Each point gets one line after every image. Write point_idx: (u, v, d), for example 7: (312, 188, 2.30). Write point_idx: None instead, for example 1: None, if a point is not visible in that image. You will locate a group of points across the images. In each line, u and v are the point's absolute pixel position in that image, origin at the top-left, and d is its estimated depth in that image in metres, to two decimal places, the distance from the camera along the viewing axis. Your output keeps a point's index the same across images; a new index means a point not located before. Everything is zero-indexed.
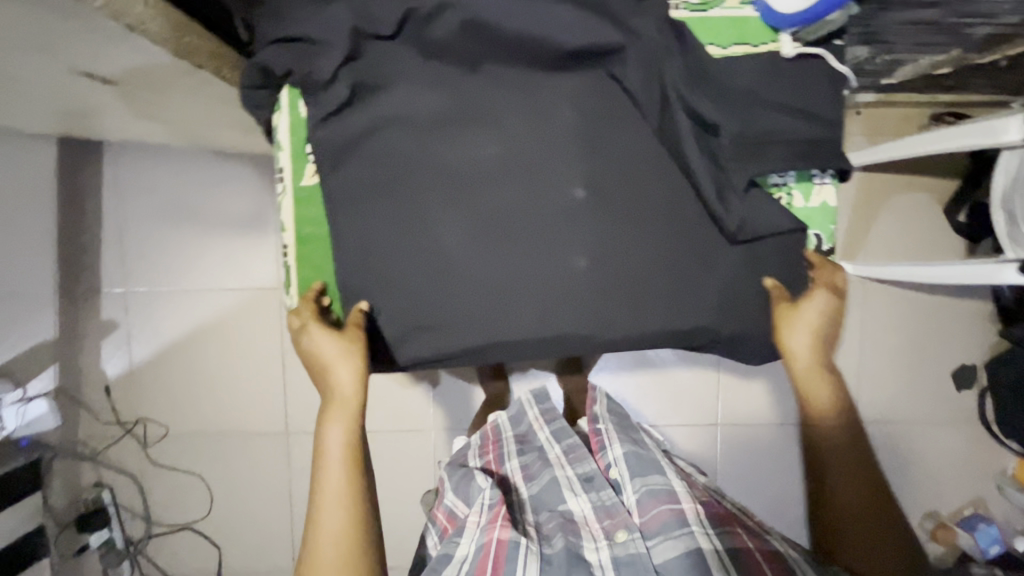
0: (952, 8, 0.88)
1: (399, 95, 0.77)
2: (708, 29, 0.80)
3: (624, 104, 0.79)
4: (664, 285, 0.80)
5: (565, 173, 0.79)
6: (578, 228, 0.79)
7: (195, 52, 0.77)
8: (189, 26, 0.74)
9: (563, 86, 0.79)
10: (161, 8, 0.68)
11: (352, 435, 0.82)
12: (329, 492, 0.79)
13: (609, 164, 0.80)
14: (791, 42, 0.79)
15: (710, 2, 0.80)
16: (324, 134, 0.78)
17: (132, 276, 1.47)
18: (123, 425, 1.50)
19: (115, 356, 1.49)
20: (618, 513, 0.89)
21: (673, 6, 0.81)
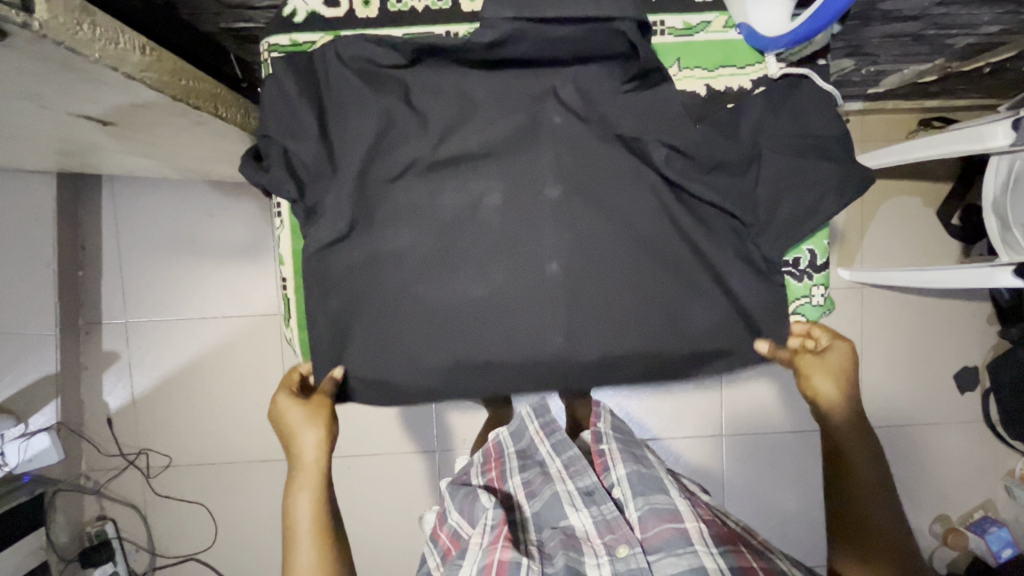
0: (932, 21, 0.90)
1: (404, 192, 0.80)
2: (693, 54, 0.84)
3: (613, 161, 0.81)
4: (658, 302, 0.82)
5: (545, 325, 0.81)
6: (553, 301, 0.81)
7: (192, 94, 0.81)
8: (182, 68, 0.78)
9: (547, 236, 0.81)
10: (156, 55, 0.72)
11: (322, 503, 0.81)
12: (302, 568, 0.77)
13: (589, 311, 0.81)
14: (776, 63, 0.83)
15: (696, 27, 0.83)
16: (325, 204, 0.79)
17: (134, 307, 1.48)
18: (126, 456, 1.50)
19: (117, 387, 1.49)
20: (620, 527, 0.89)
21: (658, 31, 0.84)
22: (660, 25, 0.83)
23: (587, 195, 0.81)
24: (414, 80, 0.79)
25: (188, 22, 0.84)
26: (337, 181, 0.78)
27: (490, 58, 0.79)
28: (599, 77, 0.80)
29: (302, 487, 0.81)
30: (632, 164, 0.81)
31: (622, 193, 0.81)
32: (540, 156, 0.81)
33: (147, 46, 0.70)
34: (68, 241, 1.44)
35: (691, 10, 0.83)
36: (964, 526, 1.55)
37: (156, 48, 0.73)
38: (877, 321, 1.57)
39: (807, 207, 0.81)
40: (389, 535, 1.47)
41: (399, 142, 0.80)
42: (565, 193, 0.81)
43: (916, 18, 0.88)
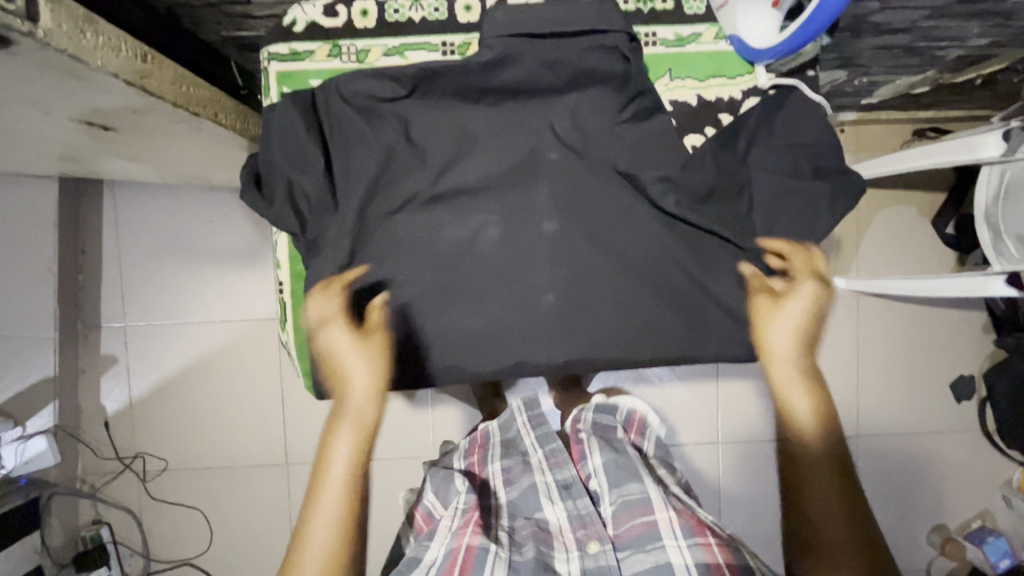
0: (921, 33, 0.91)
1: (403, 228, 0.77)
2: (684, 65, 0.84)
3: (607, 186, 0.79)
4: (660, 328, 0.78)
5: (542, 357, 0.78)
6: (551, 332, 0.78)
7: (192, 99, 0.82)
8: (183, 74, 0.80)
9: (540, 277, 0.78)
10: (156, 62, 0.74)
11: (360, 444, 0.80)
12: (327, 503, 0.78)
13: (586, 345, 0.78)
14: (766, 73, 0.84)
15: (687, 39, 0.84)
16: (326, 239, 0.74)
17: (133, 311, 1.49)
18: (122, 459, 1.50)
19: (114, 390, 1.49)
20: (593, 524, 0.90)
21: (650, 42, 0.84)
22: (652, 37, 0.84)
23: (581, 231, 0.78)
24: (415, 116, 0.76)
25: (190, 35, 0.85)
26: (339, 216, 0.74)
27: (489, 87, 0.76)
28: (602, 104, 0.76)
29: (347, 417, 0.80)
30: (626, 194, 0.78)
31: (618, 223, 0.79)
32: (535, 189, 0.79)
33: (148, 54, 0.72)
34: (69, 245, 1.45)
35: (681, 21, 0.84)
36: (961, 535, 1.54)
37: (158, 55, 0.74)
38: (873, 330, 1.57)
39: (812, 218, 0.78)
40: (386, 540, 1.47)
41: (399, 176, 0.77)
42: (558, 233, 0.78)
43: (906, 31, 0.90)
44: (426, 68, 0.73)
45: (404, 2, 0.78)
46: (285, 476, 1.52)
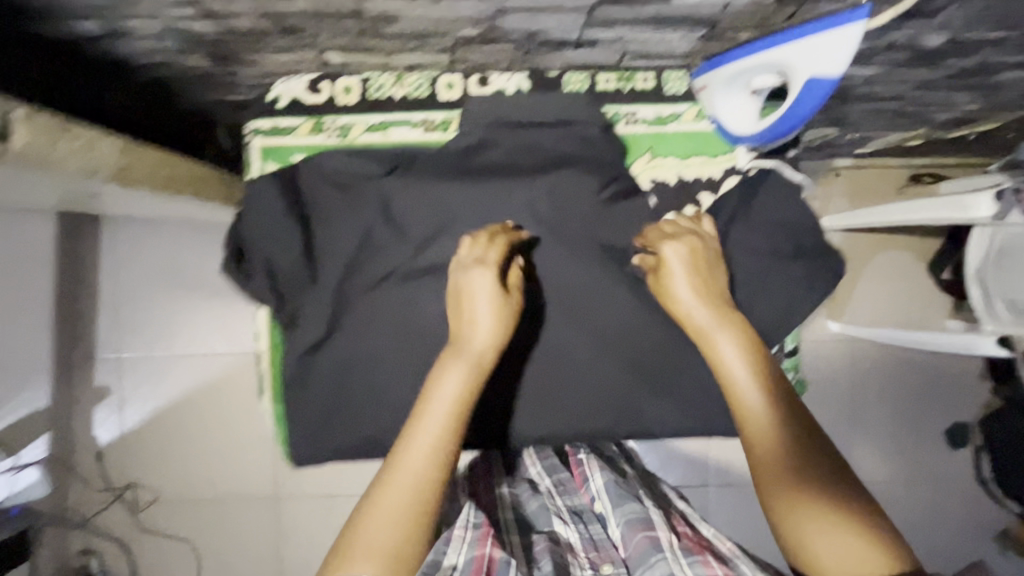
0: (912, 102, 0.91)
1: (393, 296, 0.84)
2: (666, 143, 0.95)
3: (580, 268, 0.89)
4: (627, 380, 0.89)
5: (524, 401, 0.89)
6: (533, 378, 0.89)
7: (172, 179, 0.85)
8: (162, 156, 0.82)
9: (524, 349, 0.89)
10: (132, 148, 0.76)
11: (470, 385, 0.69)
12: (418, 444, 0.64)
13: (564, 392, 0.89)
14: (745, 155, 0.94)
15: (667, 118, 0.94)
16: (303, 306, 0.83)
17: (127, 343, 1.48)
18: (113, 490, 1.49)
19: (107, 422, 1.49)
20: (606, 550, 0.78)
21: (631, 122, 0.94)
22: (635, 117, 0.94)
23: (560, 307, 0.89)
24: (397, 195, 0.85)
25: (158, 93, 0.85)
26: None
27: (472, 165, 0.87)
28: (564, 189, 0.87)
29: (461, 353, 0.71)
30: (595, 282, 0.88)
31: (590, 300, 0.89)
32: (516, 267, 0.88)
33: (123, 142, 0.74)
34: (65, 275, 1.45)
35: (664, 102, 0.94)
36: None
37: (134, 142, 0.77)
38: (870, 376, 1.55)
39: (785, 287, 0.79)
40: None
41: (375, 251, 0.85)
42: (541, 310, 0.89)
43: (896, 99, 0.90)
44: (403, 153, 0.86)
45: (387, 81, 0.90)
46: (275, 509, 1.52)
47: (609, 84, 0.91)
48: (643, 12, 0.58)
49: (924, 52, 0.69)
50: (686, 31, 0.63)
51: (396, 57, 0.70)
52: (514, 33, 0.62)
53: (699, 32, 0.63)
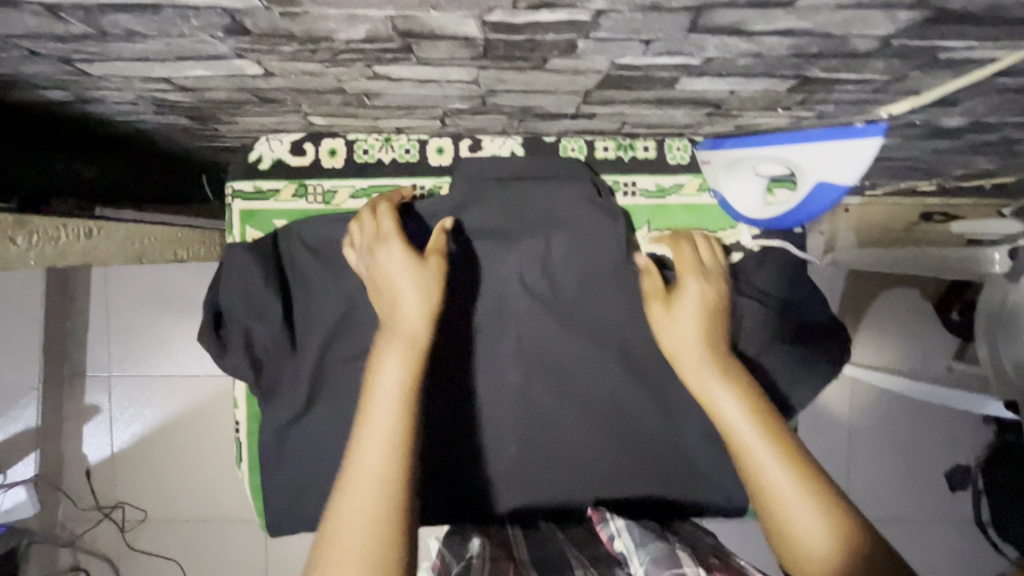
0: (932, 161, 0.86)
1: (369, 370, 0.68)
2: (663, 217, 0.73)
3: (575, 344, 0.71)
4: (633, 429, 0.71)
5: (503, 443, 0.71)
6: (513, 418, 0.71)
7: (155, 249, 0.64)
8: (149, 228, 0.62)
9: (497, 392, 0.71)
10: (113, 227, 0.55)
11: (418, 369, 0.49)
12: (373, 437, 0.45)
13: (551, 435, 0.71)
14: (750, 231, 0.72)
15: (668, 189, 0.73)
16: (284, 384, 0.67)
17: (117, 362, 1.46)
18: (101, 509, 1.47)
19: (97, 440, 1.47)
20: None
21: (628, 192, 0.73)
22: (631, 186, 0.73)
23: (546, 379, 0.71)
24: None
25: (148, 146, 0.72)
26: (296, 361, 0.67)
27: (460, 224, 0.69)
28: (586, 240, 0.69)
29: (389, 334, 0.52)
30: (592, 367, 0.71)
31: (583, 380, 0.71)
32: (502, 346, 0.71)
33: (93, 226, 0.53)
34: (56, 293, 1.42)
35: (664, 170, 0.72)
36: None
37: (108, 218, 0.55)
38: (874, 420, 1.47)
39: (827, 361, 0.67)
40: None
41: (360, 323, 0.67)
42: (524, 387, 0.71)
43: (914, 160, 0.84)
44: None
45: (374, 141, 0.70)
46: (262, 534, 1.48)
47: (609, 154, 0.72)
48: (643, 96, 0.54)
49: (941, 130, 0.65)
50: (690, 109, 0.58)
51: (385, 122, 0.65)
52: (506, 107, 0.58)
53: (704, 110, 0.59)
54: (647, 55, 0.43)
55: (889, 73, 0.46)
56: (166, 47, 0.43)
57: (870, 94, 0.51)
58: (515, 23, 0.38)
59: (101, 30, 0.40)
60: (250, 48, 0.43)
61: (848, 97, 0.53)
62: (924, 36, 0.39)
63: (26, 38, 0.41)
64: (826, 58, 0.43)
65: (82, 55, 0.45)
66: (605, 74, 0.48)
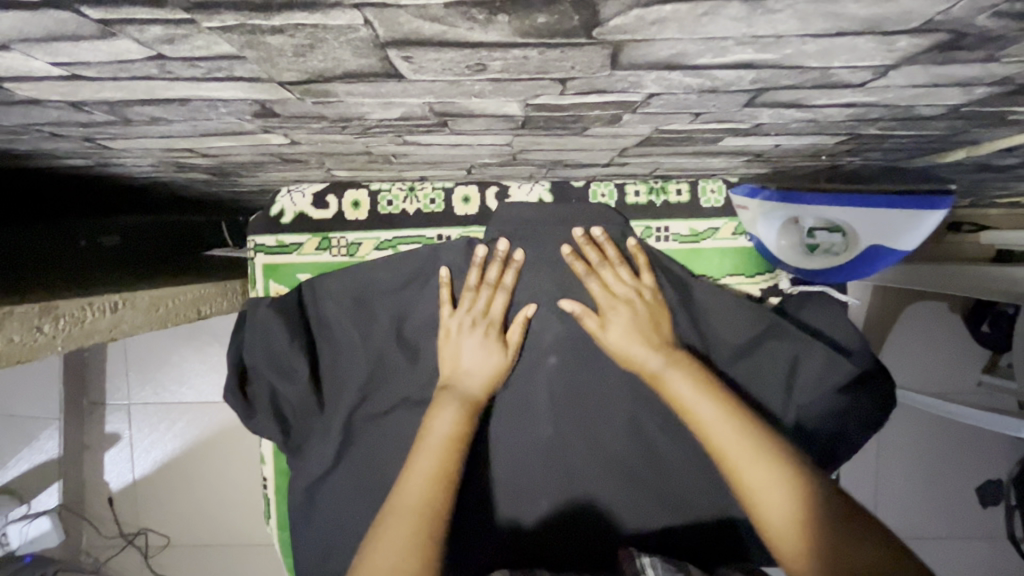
0: (979, 188, 0.81)
1: (398, 426, 0.65)
2: (700, 262, 0.69)
3: (607, 391, 0.66)
4: (675, 472, 0.66)
5: (530, 483, 0.66)
6: (541, 461, 0.66)
7: (178, 312, 0.61)
8: (170, 291, 0.59)
9: (532, 437, 0.67)
10: (135, 298, 0.54)
11: (468, 423, 0.59)
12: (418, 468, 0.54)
13: (581, 474, 0.66)
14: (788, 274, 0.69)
15: (702, 233, 0.68)
16: (312, 441, 0.65)
17: (135, 390, 1.42)
18: (124, 536, 1.43)
19: (117, 467, 1.43)
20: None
21: (660, 236, 0.69)
22: (662, 229, 0.69)
23: (576, 419, 0.67)
24: (410, 313, 0.66)
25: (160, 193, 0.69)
26: (325, 419, 0.65)
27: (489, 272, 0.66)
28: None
29: (453, 391, 0.61)
30: (625, 420, 0.66)
31: (612, 424, 0.66)
32: (534, 396, 0.67)
33: (116, 300, 0.51)
34: None
35: (698, 213, 0.68)
36: None
37: (130, 290, 0.53)
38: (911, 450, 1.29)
39: (874, 412, 0.63)
40: None
41: (390, 380, 0.66)
42: (554, 430, 0.67)
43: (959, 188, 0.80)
44: (423, 261, 0.65)
45: (397, 190, 0.68)
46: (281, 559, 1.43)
47: (641, 198, 0.68)
48: (682, 150, 0.52)
49: (992, 167, 0.61)
50: (728, 158, 0.56)
51: (409, 172, 0.63)
52: (537, 161, 0.56)
53: (743, 158, 0.56)
54: (692, 123, 0.41)
55: (948, 130, 0.44)
56: (191, 127, 0.41)
57: (922, 147, 0.49)
58: (560, 104, 0.35)
59: (125, 118, 0.38)
60: (278, 125, 0.41)
61: (901, 148, 0.50)
62: (996, 105, 0.36)
63: (50, 126, 0.40)
64: (885, 121, 0.41)
65: (104, 135, 0.43)
66: (645, 136, 0.45)
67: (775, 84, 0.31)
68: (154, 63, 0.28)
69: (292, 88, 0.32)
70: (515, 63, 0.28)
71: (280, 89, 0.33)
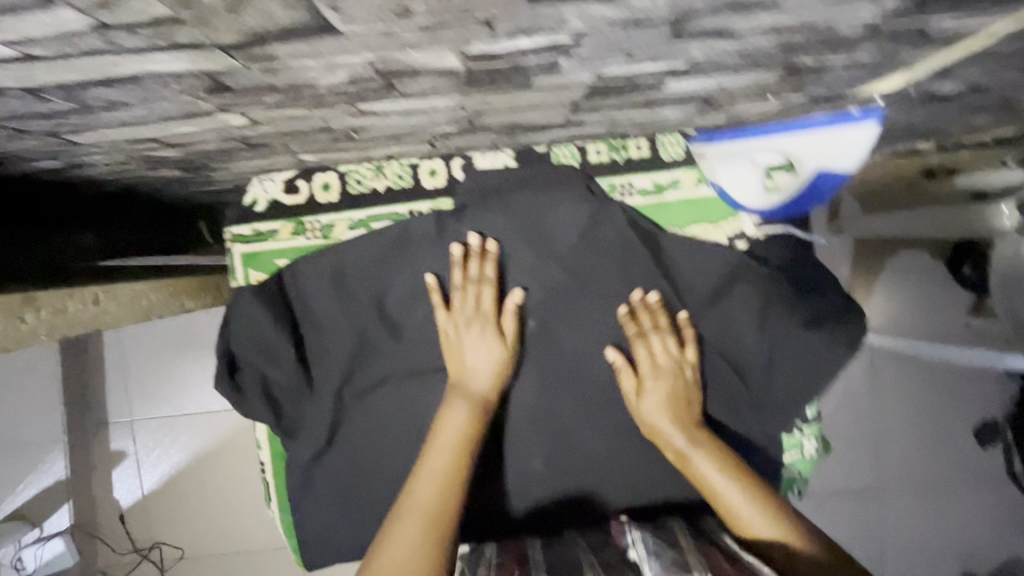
0: (938, 126, 0.83)
1: (385, 402, 0.67)
2: (665, 215, 0.69)
3: (594, 357, 0.68)
4: None
5: (520, 448, 0.68)
6: (529, 426, 0.68)
7: (154, 303, 0.63)
8: (145, 283, 0.61)
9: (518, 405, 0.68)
10: (114, 288, 0.56)
11: (478, 420, 0.62)
12: (427, 471, 0.56)
13: (569, 434, 0.68)
14: (753, 220, 0.68)
15: (665, 186, 0.69)
16: (305, 420, 0.67)
17: (139, 407, 1.42)
18: (138, 551, 1.43)
19: (126, 484, 1.43)
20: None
21: (624, 193, 0.69)
22: (626, 186, 0.69)
23: (560, 381, 0.68)
24: (387, 288, 0.67)
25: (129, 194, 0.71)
26: (315, 400, 0.67)
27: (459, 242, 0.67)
28: (595, 245, 0.66)
29: (461, 390, 0.63)
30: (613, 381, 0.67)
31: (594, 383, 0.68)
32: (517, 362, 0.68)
33: (96, 291, 0.53)
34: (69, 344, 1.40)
35: (658, 166, 0.69)
36: None
37: (108, 282, 0.55)
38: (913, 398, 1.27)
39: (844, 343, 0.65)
40: None
41: (373, 357, 0.67)
42: (539, 395, 0.68)
43: (922, 127, 0.81)
44: (396, 238, 0.66)
45: (366, 170, 0.69)
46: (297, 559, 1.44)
47: (602, 157, 0.69)
48: (630, 101, 0.53)
49: (938, 97, 0.63)
50: (680, 106, 0.57)
51: (376, 151, 0.64)
52: (495, 125, 0.58)
53: (695, 106, 0.58)
54: (629, 66, 0.43)
55: (879, 53, 0.45)
56: (150, 111, 0.43)
57: (861, 81, 0.51)
58: (495, 51, 0.37)
59: (84, 104, 0.40)
60: (234, 102, 0.43)
61: (840, 79, 0.51)
62: (911, 18, 0.38)
63: (14, 120, 0.41)
64: (813, 47, 0.43)
65: (69, 128, 0.45)
66: (589, 86, 0.47)
67: (690, 9, 0.33)
68: (98, 33, 0.30)
69: (235, 54, 0.34)
70: (438, 4, 0.30)
71: (224, 57, 0.34)
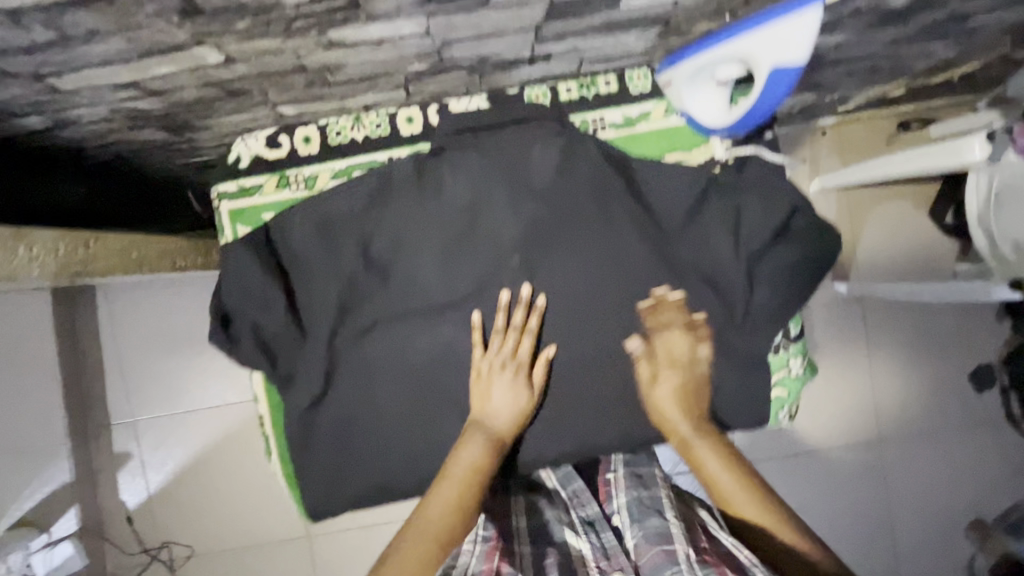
0: (897, 58, 0.86)
1: (375, 346, 0.69)
2: (637, 147, 0.72)
3: (574, 288, 0.69)
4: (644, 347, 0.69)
5: None
6: None
7: (146, 259, 0.65)
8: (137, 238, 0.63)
9: None
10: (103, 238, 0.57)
11: (492, 459, 0.63)
12: (438, 499, 0.59)
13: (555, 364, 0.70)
14: (722, 144, 0.71)
15: (636, 118, 0.72)
16: (299, 367, 0.69)
17: (141, 408, 1.30)
18: (147, 551, 1.30)
19: (131, 485, 1.30)
20: (619, 559, 0.55)
21: (598, 127, 0.72)
22: (600, 120, 0.72)
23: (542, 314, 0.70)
24: (372, 231, 0.68)
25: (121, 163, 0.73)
26: (307, 347, 0.68)
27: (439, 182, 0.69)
28: (570, 178, 0.68)
29: (481, 425, 0.65)
30: (590, 314, 0.69)
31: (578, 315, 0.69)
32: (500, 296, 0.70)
33: (85, 237, 0.55)
34: None
35: (628, 100, 0.71)
36: None
37: (99, 232, 0.57)
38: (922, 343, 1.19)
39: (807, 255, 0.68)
40: None
41: (362, 301, 0.69)
42: None
43: (883, 57, 0.84)
44: (377, 182, 0.68)
45: (345, 121, 0.71)
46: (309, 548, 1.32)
47: (573, 95, 0.71)
48: (591, 22, 0.55)
49: (887, 16, 0.66)
50: (640, 32, 0.60)
51: (352, 100, 0.67)
52: (464, 60, 0.60)
53: (655, 31, 0.60)
54: None
55: None
56: (128, 44, 0.45)
57: None
58: None
59: (64, 34, 0.42)
60: (206, 31, 0.45)
61: None
62: None
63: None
64: None
65: (53, 68, 0.47)
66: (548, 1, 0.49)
67: None
68: None
69: None
70: None
71: None
